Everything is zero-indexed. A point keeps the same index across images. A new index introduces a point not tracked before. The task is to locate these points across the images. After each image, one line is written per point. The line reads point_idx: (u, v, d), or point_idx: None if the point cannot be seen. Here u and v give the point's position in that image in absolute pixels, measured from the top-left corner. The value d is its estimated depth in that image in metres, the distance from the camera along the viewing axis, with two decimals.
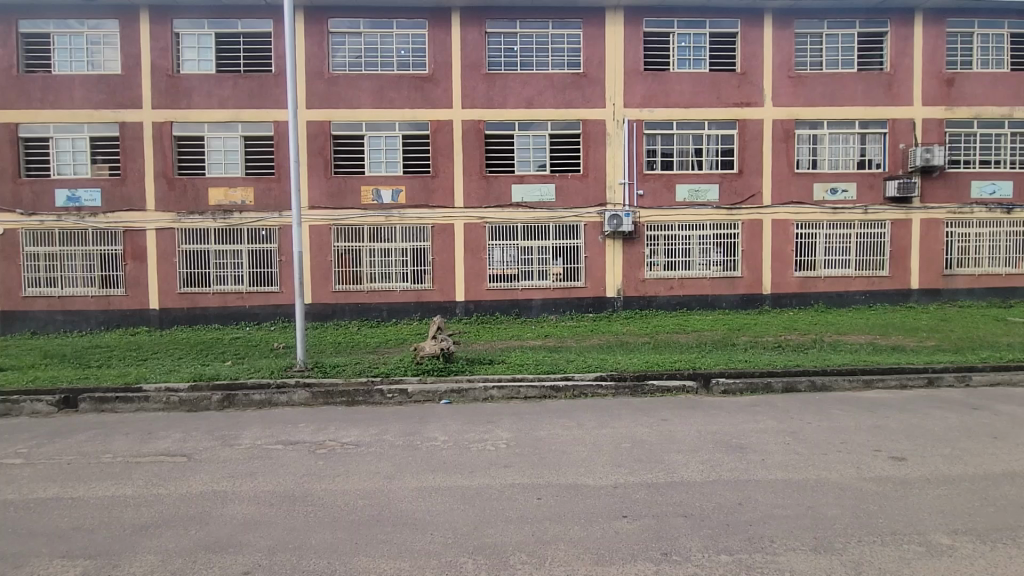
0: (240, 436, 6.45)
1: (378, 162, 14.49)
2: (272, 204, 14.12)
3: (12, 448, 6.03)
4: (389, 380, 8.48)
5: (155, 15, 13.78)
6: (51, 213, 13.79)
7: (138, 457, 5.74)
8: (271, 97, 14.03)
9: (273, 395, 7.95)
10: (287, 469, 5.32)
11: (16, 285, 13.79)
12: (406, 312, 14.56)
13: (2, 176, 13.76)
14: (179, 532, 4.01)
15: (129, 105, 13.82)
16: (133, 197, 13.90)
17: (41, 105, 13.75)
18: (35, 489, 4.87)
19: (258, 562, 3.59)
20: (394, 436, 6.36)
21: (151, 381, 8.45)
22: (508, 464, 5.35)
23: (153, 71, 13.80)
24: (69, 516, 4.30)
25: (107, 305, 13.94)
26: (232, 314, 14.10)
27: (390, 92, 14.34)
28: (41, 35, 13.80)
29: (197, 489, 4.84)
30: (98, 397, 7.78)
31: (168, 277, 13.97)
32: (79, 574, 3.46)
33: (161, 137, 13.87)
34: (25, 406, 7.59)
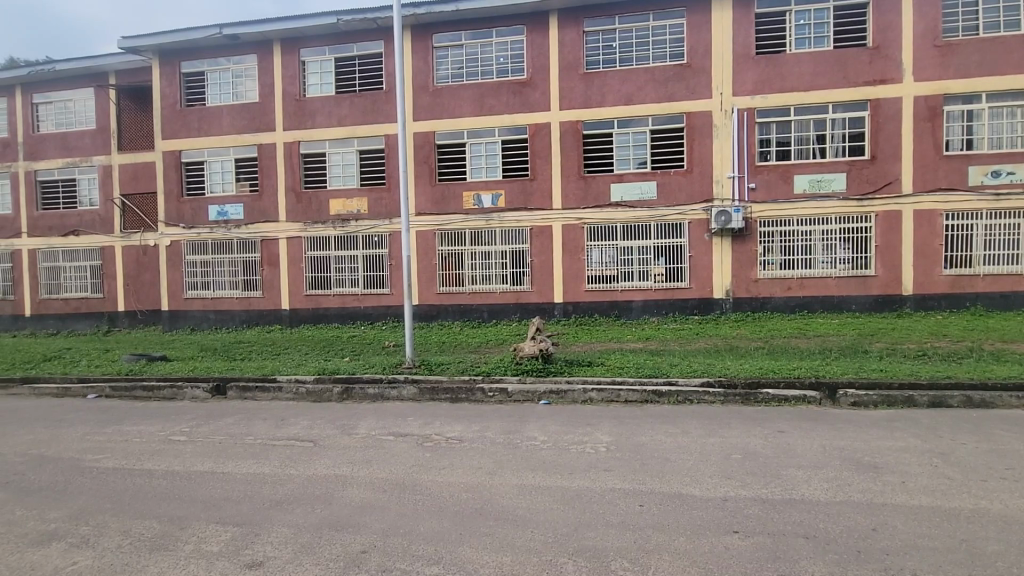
0: (357, 426, 7.01)
1: (479, 167, 14.96)
2: (384, 212, 15.20)
3: (178, 427, 7.09)
4: (490, 380, 8.71)
5: (286, 47, 15.47)
6: (206, 226, 16.04)
7: (274, 440, 6.47)
8: (383, 113, 15.10)
9: (385, 390, 8.54)
10: (398, 459, 5.68)
11: (180, 288, 16.21)
12: (506, 313, 14.88)
13: (170, 196, 16.26)
14: (308, 509, 4.45)
15: (266, 128, 15.66)
16: (269, 210, 15.70)
17: (198, 134, 16.03)
18: (196, 463, 5.68)
19: (373, 543, 3.86)
20: (495, 433, 6.53)
21: (284, 373, 9.51)
22: (608, 468, 5.25)
23: (285, 97, 15.50)
24: (221, 488, 4.96)
25: (248, 306, 15.89)
26: (350, 314, 15.36)
27: (491, 99, 14.75)
28: (198, 73, 16.10)
29: (322, 472, 5.35)
30: (243, 386, 8.90)
31: (297, 281, 15.60)
32: (229, 538, 3.98)
33: (290, 156, 15.53)
34: (187, 391, 8.88)
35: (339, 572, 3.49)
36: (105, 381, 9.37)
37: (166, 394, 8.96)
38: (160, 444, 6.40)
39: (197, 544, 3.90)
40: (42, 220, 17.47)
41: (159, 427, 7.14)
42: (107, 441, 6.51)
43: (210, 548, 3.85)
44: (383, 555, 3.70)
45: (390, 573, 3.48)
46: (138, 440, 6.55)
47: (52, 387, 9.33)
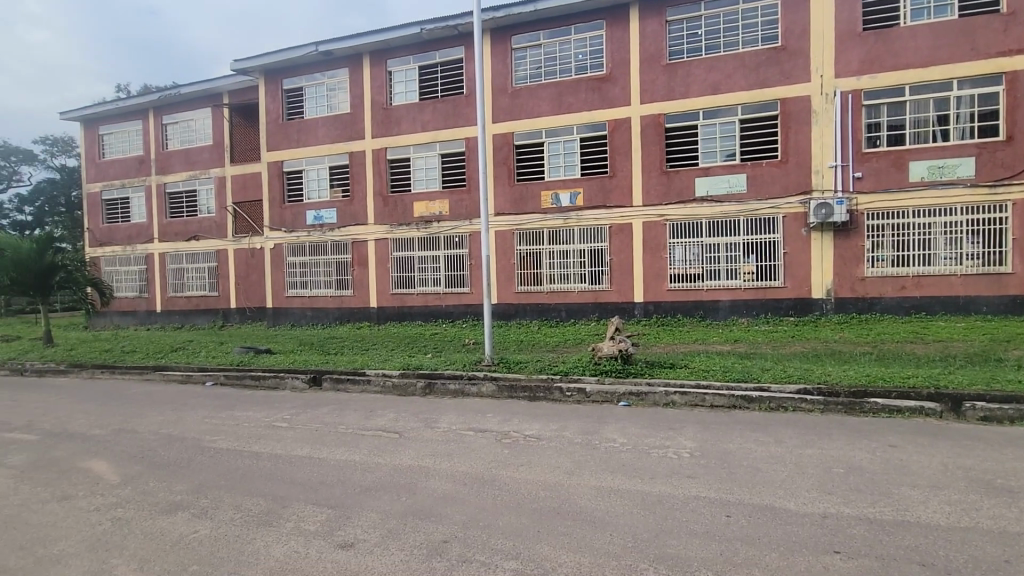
0: (439, 420, 7.26)
1: (557, 166, 14.90)
2: (464, 213, 15.61)
3: (281, 414, 7.75)
4: (568, 379, 8.66)
5: (374, 59, 16.33)
6: (304, 229, 17.36)
7: (363, 430, 6.87)
8: (464, 116, 15.51)
9: (465, 386, 8.77)
10: (477, 454, 5.81)
11: (282, 287, 17.70)
12: (584, 313, 14.69)
13: (274, 203, 17.79)
14: (393, 497, 4.67)
15: (356, 137, 16.64)
16: (359, 213, 16.69)
17: (297, 144, 17.38)
18: (296, 448, 6.17)
19: (454, 534, 3.97)
20: (573, 433, 6.47)
21: (372, 368, 10.07)
22: (693, 475, 5.01)
23: (373, 107, 16.39)
24: (317, 472, 5.35)
25: (341, 303, 16.98)
26: (432, 312, 15.94)
27: (569, 97, 14.64)
28: (297, 89, 17.43)
29: (406, 462, 5.59)
30: (335, 378, 9.54)
31: (384, 280, 16.45)
32: (324, 519, 4.28)
33: (378, 161, 16.40)
34: (288, 382, 9.68)
35: (421, 559, 3.63)
36: (221, 371, 10.45)
37: (271, 383, 9.82)
38: (266, 429, 7.02)
39: (297, 522, 4.23)
40: (170, 227, 19.81)
41: (265, 413, 7.83)
42: (222, 424, 7.24)
43: (308, 526, 4.16)
44: (463, 546, 3.80)
45: (470, 564, 3.56)
46: (247, 424, 7.23)
47: (179, 374, 10.56)
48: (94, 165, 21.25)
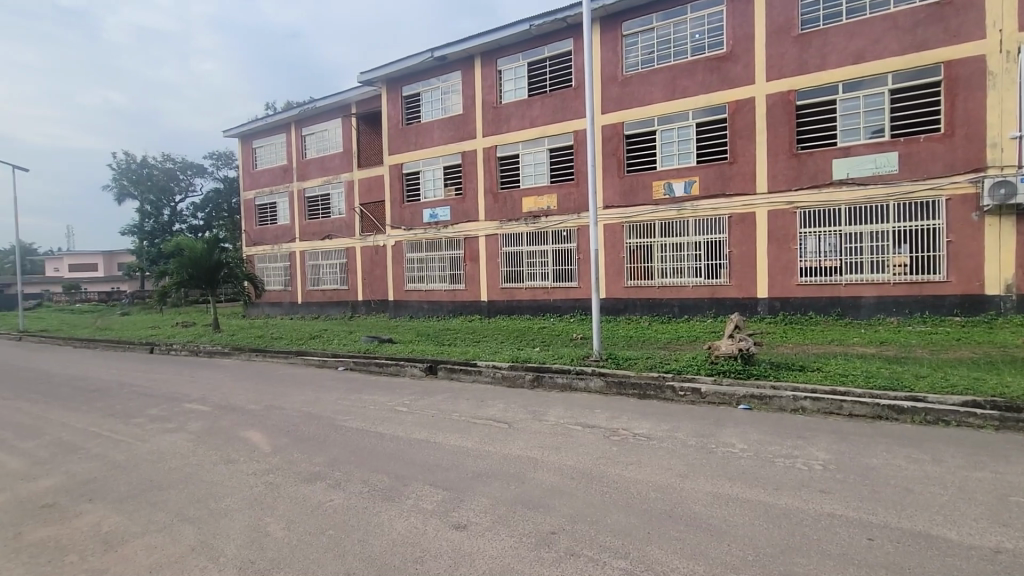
0: (546, 413, 7.31)
1: (671, 154, 14.18)
2: (572, 207, 15.52)
3: (401, 399, 8.33)
4: (681, 378, 8.23)
5: (485, 59, 16.80)
6: (421, 227, 18.47)
7: (475, 418, 7.14)
8: (573, 109, 15.38)
9: (572, 380, 8.74)
10: (585, 449, 5.74)
11: (402, 281, 19.00)
12: (699, 309, 13.86)
13: (395, 203, 19.15)
14: (503, 485, 4.79)
15: (468, 136, 17.27)
16: (471, 211, 17.33)
17: (415, 147, 18.49)
18: (414, 431, 6.59)
19: (562, 526, 3.97)
20: (686, 435, 6.15)
21: (483, 359, 10.44)
22: (826, 490, 4.49)
23: (484, 106, 16.88)
24: (432, 455, 5.67)
25: (454, 297, 17.80)
26: (541, 306, 16.09)
27: (684, 80, 13.86)
28: (415, 94, 18.52)
29: (514, 452, 5.71)
30: (450, 367, 10.05)
31: (494, 274, 16.93)
32: (440, 499, 4.52)
33: (488, 159, 16.89)
34: (407, 369, 10.40)
35: (530, 548, 3.68)
36: (350, 357, 11.52)
37: (392, 370, 10.62)
38: (388, 412, 7.59)
39: (415, 500, 4.52)
40: (309, 227, 22.19)
41: (387, 398, 8.48)
42: (351, 406, 7.97)
43: (425, 505, 4.42)
44: (571, 539, 3.78)
45: (578, 558, 3.53)
46: (373, 407, 7.87)
47: (316, 359, 11.83)
48: (250, 175, 24.46)
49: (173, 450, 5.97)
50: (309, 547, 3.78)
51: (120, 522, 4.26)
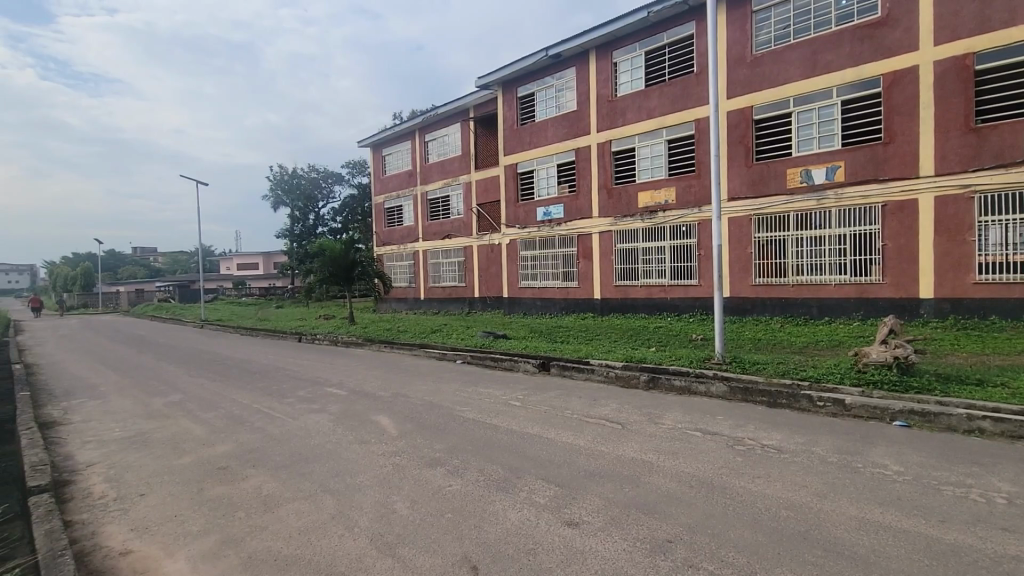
0: (663, 416, 6.99)
1: (809, 138, 12.76)
2: (693, 200, 14.69)
3: (515, 394, 8.51)
4: (820, 387, 7.37)
5: (600, 53, 16.49)
6: (535, 225, 18.72)
7: (587, 417, 7.06)
8: (695, 96, 14.52)
9: (692, 383, 8.25)
10: (706, 457, 5.38)
11: (516, 279, 19.43)
12: (842, 310, 12.31)
13: (510, 202, 19.63)
14: (616, 487, 4.66)
15: (583, 133, 17.11)
16: (585, 207, 17.16)
17: (529, 146, 18.76)
18: (527, 425, 6.69)
19: (679, 535, 3.76)
20: (825, 450, 5.50)
21: (596, 358, 10.30)
22: (1013, 529, 3.72)
23: (599, 100, 16.60)
24: (545, 451, 5.70)
25: (567, 294, 17.78)
26: (657, 305, 15.45)
27: (827, 54, 12.37)
28: (530, 94, 18.78)
29: (628, 454, 5.53)
30: (562, 365, 10.06)
31: (608, 272, 16.60)
32: (553, 495, 4.53)
33: (603, 155, 16.61)
34: (521, 365, 10.59)
35: (645, 554, 3.53)
36: (467, 351, 12.03)
37: (506, 365, 10.89)
38: (503, 405, 7.79)
39: (528, 494, 4.57)
40: (431, 227, 23.60)
41: (502, 392, 8.72)
42: (468, 397, 8.32)
43: (538, 499, 4.46)
44: (689, 550, 3.56)
45: (697, 571, 3.31)
46: (488, 400, 8.14)
47: (437, 352, 12.54)
48: (380, 180, 26.63)
49: (316, 428, 6.71)
50: (430, 527, 4.00)
51: (275, 488, 4.87)
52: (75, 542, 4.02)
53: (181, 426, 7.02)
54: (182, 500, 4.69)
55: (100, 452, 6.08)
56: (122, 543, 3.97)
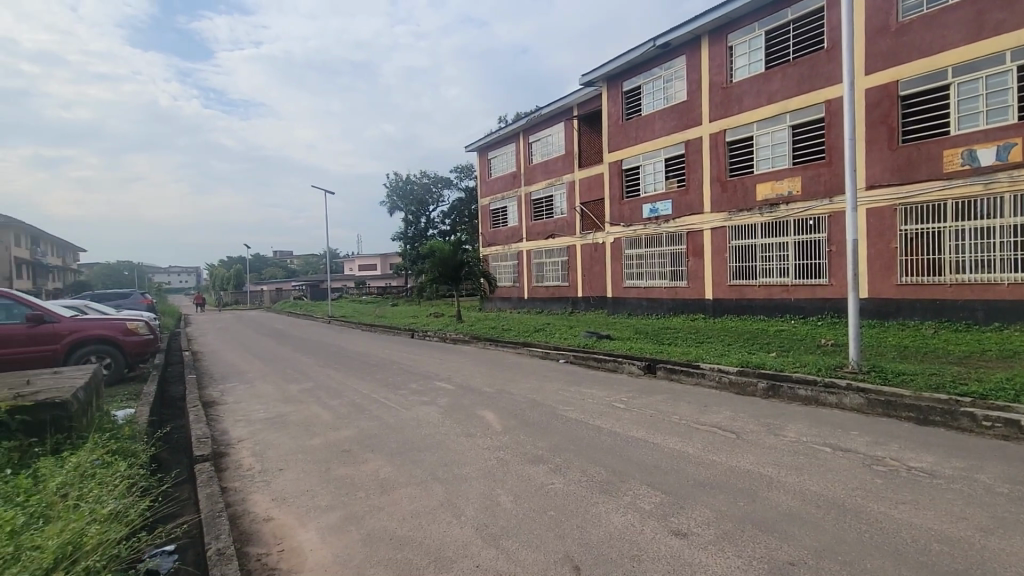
0: (785, 427, 6.39)
1: (972, 112, 10.96)
2: (822, 191, 13.29)
3: (619, 396, 8.29)
4: (987, 404, 6.28)
5: (713, 37, 15.52)
6: (641, 223, 18.14)
7: (697, 424, 6.66)
8: (825, 76, 13.13)
9: (820, 394, 7.46)
10: (837, 475, 4.82)
11: (620, 278, 18.99)
12: (1017, 314, 10.38)
13: (614, 200, 19.21)
14: (730, 500, 4.33)
15: (693, 123, 16.23)
16: (695, 202, 16.27)
17: (635, 141, 18.22)
18: (631, 429, 6.49)
19: (803, 559, 3.39)
20: (992, 478, 4.67)
21: (707, 361, 9.72)
22: None
23: (712, 88, 15.63)
24: (651, 456, 5.48)
25: (675, 294, 16.99)
26: (778, 306, 14.19)
27: (997, 12, 10.54)
28: (635, 88, 18.22)
29: (743, 466, 5.11)
30: (670, 367, 9.62)
31: (721, 270, 15.58)
32: (660, 502, 4.33)
33: (716, 145, 15.62)
34: (626, 366, 10.30)
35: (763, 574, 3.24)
36: (570, 351, 11.97)
37: (610, 366, 10.64)
38: (606, 407, 7.64)
39: (632, 498, 4.42)
40: (534, 228, 23.86)
41: (606, 393, 8.53)
42: (571, 397, 8.27)
43: (644, 505, 4.29)
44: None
45: None
46: (591, 401, 8.02)
47: (540, 351, 12.63)
48: (486, 183, 27.44)
49: (426, 419, 7.08)
50: (533, 523, 4.02)
51: (390, 472, 5.21)
52: (229, 506, 4.62)
53: (312, 410, 7.79)
54: (312, 477, 5.19)
55: (248, 429, 6.95)
56: (265, 510, 4.48)
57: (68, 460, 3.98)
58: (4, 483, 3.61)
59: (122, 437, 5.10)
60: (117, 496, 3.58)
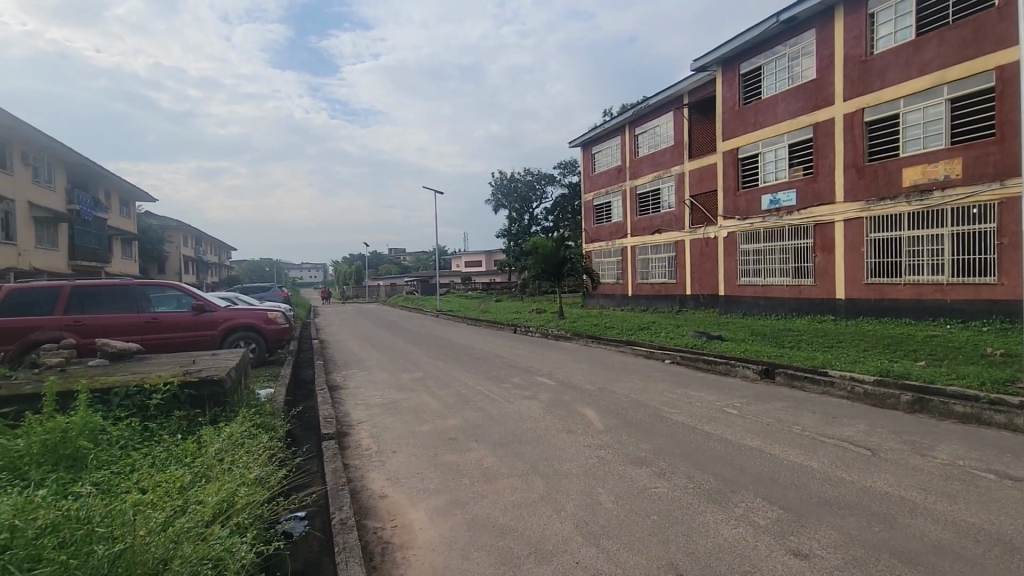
0: (935, 448, 5.52)
1: None
2: (991, 172, 11.30)
3: (731, 400, 7.74)
4: None
5: (849, 6, 13.82)
6: (759, 215, 16.76)
7: (823, 436, 5.99)
8: (996, 37, 11.14)
9: (983, 411, 6.35)
10: (1005, 508, 4.05)
11: (735, 275, 17.74)
12: None
13: (729, 191, 17.95)
14: (863, 523, 3.83)
15: (823, 104, 14.63)
16: (824, 192, 14.67)
17: (754, 127, 16.85)
18: (745, 437, 6.01)
19: None
20: None
21: (837, 368, 8.72)
22: None
23: (847, 63, 13.95)
24: (767, 467, 5.03)
25: (799, 294, 15.50)
26: (928, 308, 12.36)
27: None
28: (755, 69, 16.82)
29: (881, 487, 4.49)
30: (791, 373, 8.76)
31: (856, 267, 13.92)
32: (776, 518, 3.95)
33: (851, 127, 13.94)
34: (739, 370, 9.56)
35: None
36: (677, 351, 11.40)
37: (721, 369, 9.96)
38: (717, 412, 7.15)
39: (745, 511, 4.08)
40: (639, 223, 23.09)
41: (716, 397, 8.00)
42: (678, 399, 7.86)
43: (758, 519, 3.94)
44: None
45: None
46: (699, 404, 7.56)
47: (644, 350, 12.19)
48: (590, 178, 27.08)
49: (527, 414, 7.14)
50: (635, 525, 3.89)
51: (492, 463, 5.33)
52: (351, 481, 5.04)
53: (421, 399, 8.23)
54: (421, 461, 5.47)
55: (367, 413, 7.52)
56: (380, 488, 4.83)
57: (223, 430, 4.60)
58: (177, 445, 4.26)
59: (265, 413, 5.79)
60: (261, 464, 4.06)
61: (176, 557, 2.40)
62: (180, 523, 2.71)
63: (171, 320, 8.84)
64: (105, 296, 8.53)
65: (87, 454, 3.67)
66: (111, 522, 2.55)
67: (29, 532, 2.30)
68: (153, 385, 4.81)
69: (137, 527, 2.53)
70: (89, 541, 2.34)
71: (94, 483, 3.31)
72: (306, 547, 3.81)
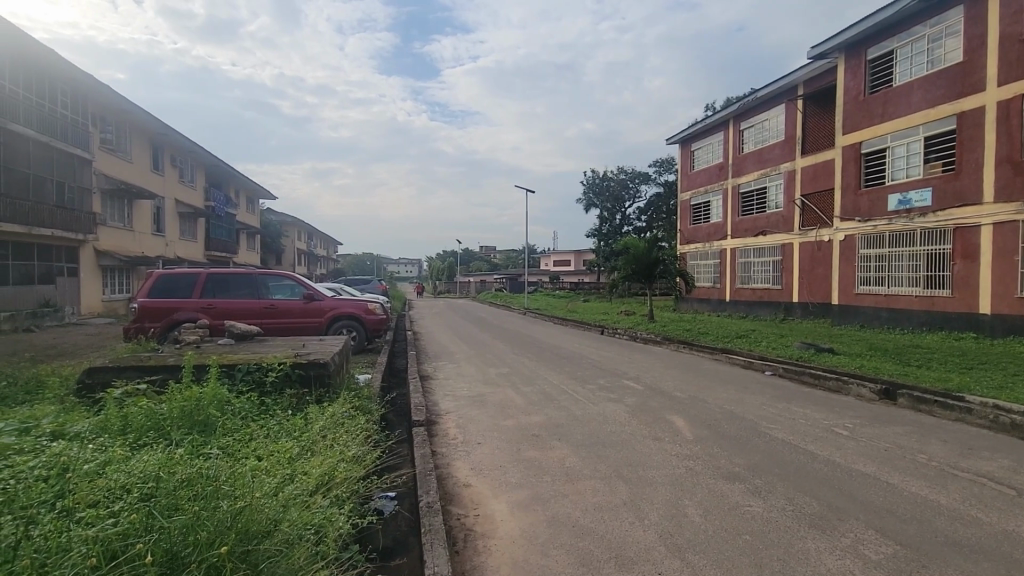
0: None
1: None
2: None
3: (842, 420, 6.99)
4: None
5: None
6: (884, 217, 14.99)
7: (955, 469, 5.23)
8: None
9: None
10: None
11: (852, 283, 16.06)
12: None
13: (848, 190, 16.23)
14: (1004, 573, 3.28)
15: (971, 91, 12.76)
16: (969, 190, 12.81)
17: (881, 119, 15.08)
18: (858, 461, 5.41)
19: None
20: None
21: (976, 393, 7.58)
22: None
23: (1004, 43, 12.06)
24: (883, 497, 4.48)
25: (931, 306, 13.69)
26: None
27: None
28: (885, 55, 15.04)
29: None
30: (917, 396, 7.75)
31: (1007, 278, 12.03)
32: (893, 554, 3.50)
33: (1007, 115, 12.01)
34: (852, 388, 8.64)
35: None
36: (780, 363, 10.55)
37: (831, 385, 9.04)
38: (824, 431, 6.50)
39: (854, 542, 3.67)
40: (741, 223, 21.67)
41: (825, 416, 7.27)
42: (780, 415, 7.24)
43: (868, 553, 3.52)
44: None
45: None
46: (804, 422, 6.92)
47: (742, 360, 11.43)
48: (688, 176, 25.86)
49: (613, 417, 6.94)
50: (724, 542, 3.64)
51: (575, 463, 5.26)
52: (438, 467, 5.23)
53: (506, 394, 8.34)
54: (504, 455, 5.55)
55: (455, 404, 7.76)
56: (465, 477, 4.96)
57: (327, 409, 4.97)
58: (288, 420, 4.67)
59: (362, 396, 6.19)
60: (359, 444, 4.34)
61: (285, 520, 2.61)
62: (288, 490, 2.95)
63: (286, 306, 9.74)
64: (233, 283, 9.58)
65: (215, 421, 4.12)
66: (234, 482, 2.83)
67: (170, 484, 2.61)
68: (270, 364, 5.33)
69: (253, 489, 2.77)
70: (215, 494, 2.59)
71: (221, 447, 3.72)
72: (395, 526, 3.99)
